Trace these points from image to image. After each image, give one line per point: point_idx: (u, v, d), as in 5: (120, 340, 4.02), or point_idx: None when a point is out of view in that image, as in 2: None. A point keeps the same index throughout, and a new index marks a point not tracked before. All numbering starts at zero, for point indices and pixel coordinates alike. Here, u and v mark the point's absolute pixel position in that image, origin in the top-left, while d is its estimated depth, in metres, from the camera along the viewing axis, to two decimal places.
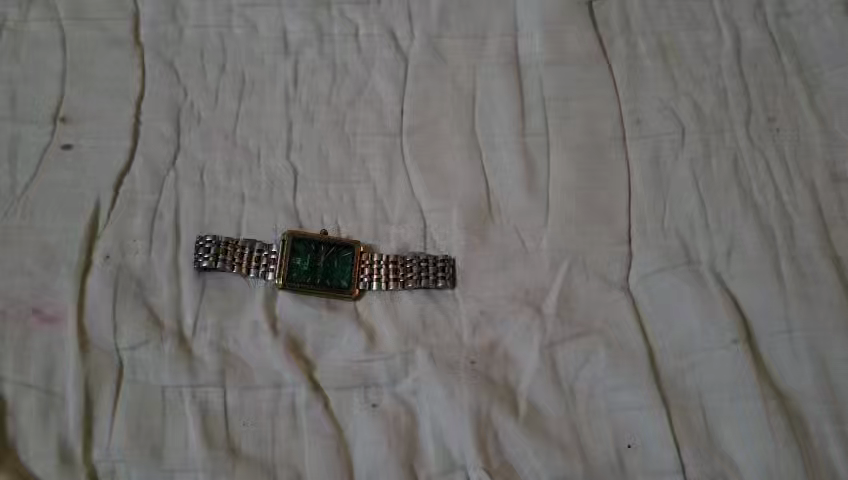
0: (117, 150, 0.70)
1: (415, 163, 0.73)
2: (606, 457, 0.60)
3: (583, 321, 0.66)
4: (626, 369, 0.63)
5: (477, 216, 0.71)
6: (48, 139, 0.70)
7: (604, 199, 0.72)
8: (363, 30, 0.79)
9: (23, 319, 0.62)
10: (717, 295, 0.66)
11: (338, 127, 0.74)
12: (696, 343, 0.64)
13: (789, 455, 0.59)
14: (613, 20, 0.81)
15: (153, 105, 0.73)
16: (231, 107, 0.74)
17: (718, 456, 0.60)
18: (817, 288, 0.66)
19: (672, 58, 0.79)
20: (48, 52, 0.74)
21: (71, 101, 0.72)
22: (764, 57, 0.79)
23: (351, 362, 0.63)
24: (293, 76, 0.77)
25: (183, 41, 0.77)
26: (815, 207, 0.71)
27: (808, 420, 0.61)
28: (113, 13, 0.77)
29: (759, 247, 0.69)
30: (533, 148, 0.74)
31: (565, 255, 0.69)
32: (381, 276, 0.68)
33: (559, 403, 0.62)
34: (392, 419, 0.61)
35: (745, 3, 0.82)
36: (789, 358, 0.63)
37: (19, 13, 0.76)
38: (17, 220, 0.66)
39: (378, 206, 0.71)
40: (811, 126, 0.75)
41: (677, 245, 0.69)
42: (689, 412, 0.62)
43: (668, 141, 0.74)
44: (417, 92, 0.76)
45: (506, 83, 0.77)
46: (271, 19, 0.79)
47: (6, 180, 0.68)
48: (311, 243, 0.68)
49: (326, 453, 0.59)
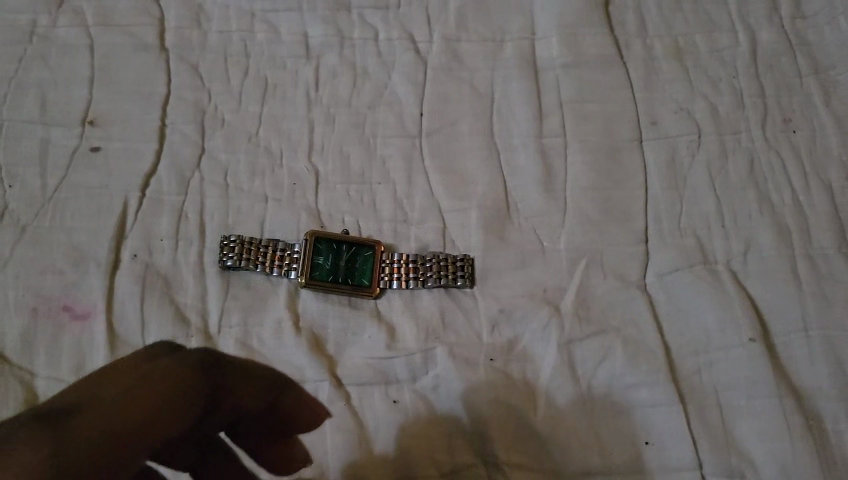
0: (144, 152, 0.72)
1: (434, 164, 0.74)
2: (625, 454, 0.61)
3: (601, 319, 0.67)
4: (644, 366, 0.64)
5: (495, 215, 0.72)
6: (77, 141, 0.72)
7: (621, 200, 0.73)
8: (383, 34, 0.81)
9: (55, 316, 0.64)
10: (734, 293, 0.67)
11: (358, 129, 0.76)
12: (713, 342, 0.65)
13: (806, 451, 0.59)
14: (628, 24, 0.82)
15: (178, 107, 0.75)
16: (254, 110, 0.76)
17: (735, 453, 0.60)
18: (834, 287, 0.67)
19: (688, 60, 0.80)
20: (76, 57, 0.77)
21: (99, 104, 0.75)
22: (779, 58, 0.80)
23: (372, 359, 0.65)
24: (315, 79, 0.78)
25: (207, 46, 0.79)
26: (832, 207, 0.71)
27: (825, 418, 0.61)
28: (139, 18, 0.79)
29: (775, 247, 0.69)
30: (550, 150, 0.75)
31: (583, 255, 0.70)
32: (400, 276, 0.69)
33: (577, 400, 0.63)
34: (413, 414, 0.62)
35: (760, 6, 0.83)
36: (806, 356, 0.64)
37: (48, 20, 0.78)
38: (47, 221, 0.68)
39: (398, 206, 0.73)
40: (827, 126, 0.76)
41: (694, 245, 0.70)
42: (707, 409, 0.62)
43: (684, 142, 0.75)
44: (437, 94, 0.78)
45: (524, 85, 0.78)
46: (293, 24, 0.81)
47: (36, 181, 0.70)
48: (332, 243, 0.69)
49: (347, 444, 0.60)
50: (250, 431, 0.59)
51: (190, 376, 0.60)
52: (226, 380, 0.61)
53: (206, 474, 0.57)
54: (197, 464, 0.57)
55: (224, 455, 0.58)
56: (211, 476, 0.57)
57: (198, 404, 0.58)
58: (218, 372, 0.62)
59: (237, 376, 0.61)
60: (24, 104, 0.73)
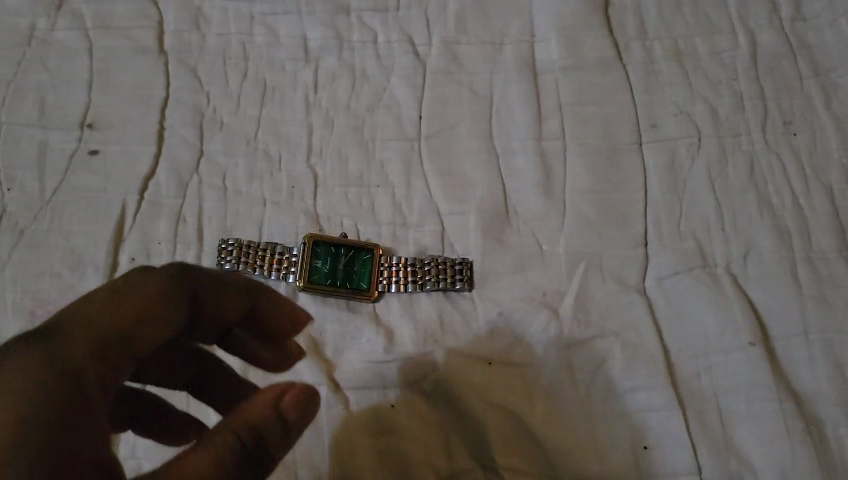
0: (142, 155, 0.73)
1: (433, 167, 0.74)
2: (623, 458, 0.60)
3: (600, 323, 0.66)
4: (642, 370, 0.64)
5: (494, 219, 0.72)
6: (76, 145, 0.73)
7: (620, 203, 0.72)
8: (382, 37, 0.81)
9: None
10: (734, 297, 0.66)
11: (357, 132, 0.76)
12: (713, 346, 0.65)
13: (806, 456, 0.59)
14: (628, 26, 0.82)
15: (176, 110, 0.75)
16: (253, 113, 0.76)
17: (734, 458, 0.60)
18: (834, 291, 0.66)
19: (688, 63, 0.80)
20: (75, 61, 0.77)
21: (97, 108, 0.75)
22: (779, 60, 0.79)
23: (369, 363, 0.64)
24: (313, 82, 0.78)
25: (206, 49, 0.79)
26: (832, 210, 0.71)
27: (825, 422, 0.61)
28: (137, 22, 0.80)
29: (775, 250, 0.69)
30: (549, 153, 0.75)
31: (582, 258, 0.69)
32: (399, 279, 0.69)
33: (576, 404, 0.63)
34: (410, 419, 0.62)
35: (761, 8, 0.83)
36: (805, 361, 0.64)
37: (48, 24, 0.79)
38: (45, 223, 0.69)
39: (397, 209, 0.72)
40: (828, 129, 0.75)
41: (693, 249, 0.70)
42: (706, 413, 0.62)
43: (684, 145, 0.75)
44: (436, 97, 0.78)
45: (523, 88, 0.78)
46: (292, 27, 0.81)
47: (35, 185, 0.71)
48: (331, 246, 0.69)
49: (341, 454, 0.60)
50: (242, 341, 0.59)
51: (134, 306, 0.47)
52: (205, 295, 0.53)
53: (207, 386, 0.59)
54: (197, 381, 0.59)
55: (218, 368, 0.59)
56: (211, 388, 0.59)
57: (166, 332, 0.49)
58: (179, 297, 0.50)
59: (219, 284, 0.54)
60: (24, 108, 0.75)
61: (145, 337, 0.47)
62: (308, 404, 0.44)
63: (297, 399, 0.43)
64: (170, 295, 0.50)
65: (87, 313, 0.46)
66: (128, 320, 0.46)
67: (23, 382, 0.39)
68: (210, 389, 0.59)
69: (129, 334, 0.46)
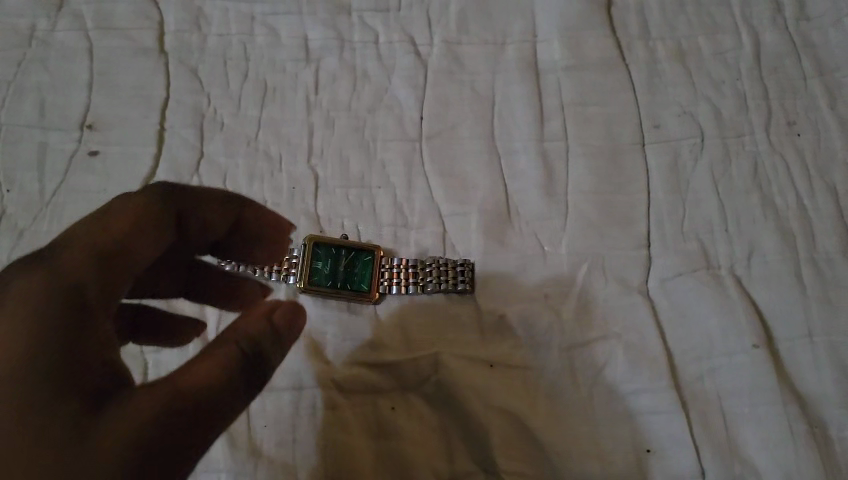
0: (142, 156, 0.72)
1: (435, 168, 0.74)
2: (625, 460, 0.60)
3: (601, 325, 0.66)
4: (645, 372, 0.63)
5: (495, 220, 0.71)
6: (76, 146, 0.73)
7: (623, 204, 0.72)
8: (383, 37, 0.80)
9: None
10: (737, 299, 0.66)
11: (358, 133, 0.75)
12: (716, 348, 0.64)
13: (810, 459, 0.58)
14: (631, 26, 0.82)
15: (176, 111, 0.75)
16: (253, 114, 0.76)
17: (738, 461, 0.59)
18: (838, 292, 0.66)
19: (691, 63, 0.79)
20: (75, 62, 0.77)
21: (98, 108, 0.75)
22: (783, 61, 0.79)
23: (370, 365, 0.64)
24: (314, 82, 0.78)
25: (206, 49, 0.79)
26: (836, 210, 0.70)
27: (830, 425, 0.60)
28: (138, 22, 0.79)
29: (779, 252, 0.68)
30: (551, 153, 0.75)
31: (584, 259, 0.69)
32: (400, 280, 0.68)
33: (578, 406, 0.62)
34: (411, 421, 0.62)
35: (764, 8, 0.82)
36: (810, 363, 0.63)
37: (48, 24, 0.79)
38: (45, 224, 0.68)
39: (397, 210, 0.72)
40: (832, 129, 0.75)
41: (697, 250, 0.69)
42: (709, 416, 0.62)
43: (687, 146, 0.74)
44: (437, 97, 0.77)
45: (525, 88, 0.78)
46: (293, 27, 0.81)
47: (35, 186, 0.70)
48: (331, 247, 0.69)
49: (339, 465, 0.60)
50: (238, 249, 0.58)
51: (119, 222, 0.46)
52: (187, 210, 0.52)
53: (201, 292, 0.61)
54: (189, 287, 0.60)
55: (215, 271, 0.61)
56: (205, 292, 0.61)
57: (163, 238, 0.49)
58: (160, 212, 0.49)
59: (197, 194, 0.53)
60: (24, 108, 0.74)
61: (149, 244, 0.48)
62: (295, 318, 0.44)
63: (287, 313, 0.44)
64: (157, 212, 0.49)
65: (63, 238, 0.45)
66: (96, 244, 0.45)
67: (21, 336, 0.40)
68: (203, 292, 0.61)
69: (108, 251, 0.45)
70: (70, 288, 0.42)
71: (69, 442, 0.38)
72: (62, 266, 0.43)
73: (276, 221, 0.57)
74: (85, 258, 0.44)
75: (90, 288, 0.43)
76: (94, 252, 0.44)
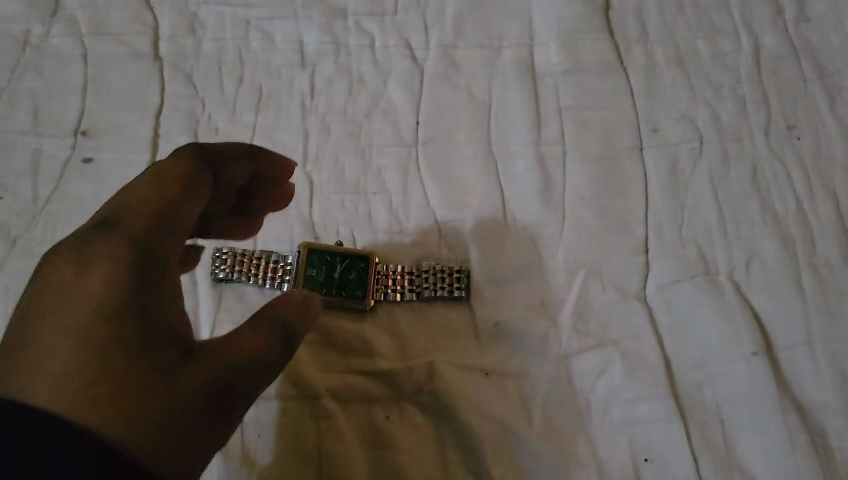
0: (136, 163, 0.72)
1: (431, 173, 0.73)
2: (622, 469, 0.59)
3: (598, 331, 0.65)
4: (642, 380, 0.62)
5: (492, 226, 0.71)
6: (70, 153, 0.73)
7: (621, 209, 0.71)
8: (379, 41, 0.80)
9: None
10: (736, 306, 0.65)
11: (353, 138, 0.75)
12: (715, 356, 0.63)
13: (810, 468, 0.58)
14: (629, 29, 0.81)
15: (170, 117, 0.75)
16: (248, 119, 0.75)
17: (737, 470, 0.59)
18: (839, 299, 0.65)
19: (689, 66, 0.78)
20: (70, 67, 0.77)
21: (92, 115, 0.75)
22: (782, 63, 0.78)
23: (367, 373, 0.63)
24: (310, 87, 0.77)
25: (201, 54, 0.78)
26: (837, 215, 0.70)
27: (831, 434, 0.60)
28: (133, 28, 0.79)
29: (778, 257, 0.68)
30: (549, 158, 0.74)
31: (581, 266, 0.68)
32: (396, 286, 0.68)
33: (574, 414, 0.62)
34: (406, 429, 0.62)
35: (764, 10, 0.82)
36: (810, 371, 0.62)
37: (43, 30, 0.79)
38: (38, 232, 0.68)
39: (393, 216, 0.71)
40: (833, 132, 0.74)
41: (695, 256, 0.68)
42: (707, 425, 0.61)
43: (686, 150, 0.74)
44: (434, 102, 0.77)
45: (522, 92, 0.77)
46: (288, 31, 0.80)
47: (28, 193, 0.70)
48: (326, 254, 0.67)
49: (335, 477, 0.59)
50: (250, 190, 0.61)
51: (172, 191, 0.50)
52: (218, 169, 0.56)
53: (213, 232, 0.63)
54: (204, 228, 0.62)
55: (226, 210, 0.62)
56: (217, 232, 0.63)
57: (202, 199, 0.53)
58: (200, 179, 0.53)
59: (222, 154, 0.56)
60: (18, 114, 0.74)
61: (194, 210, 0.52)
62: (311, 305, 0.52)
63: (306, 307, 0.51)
64: (197, 176, 0.53)
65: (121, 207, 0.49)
66: (155, 212, 0.49)
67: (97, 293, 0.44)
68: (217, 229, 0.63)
69: (166, 216, 0.49)
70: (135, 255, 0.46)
71: (144, 391, 0.43)
72: (125, 235, 0.47)
73: (284, 162, 0.61)
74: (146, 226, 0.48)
75: (150, 254, 0.47)
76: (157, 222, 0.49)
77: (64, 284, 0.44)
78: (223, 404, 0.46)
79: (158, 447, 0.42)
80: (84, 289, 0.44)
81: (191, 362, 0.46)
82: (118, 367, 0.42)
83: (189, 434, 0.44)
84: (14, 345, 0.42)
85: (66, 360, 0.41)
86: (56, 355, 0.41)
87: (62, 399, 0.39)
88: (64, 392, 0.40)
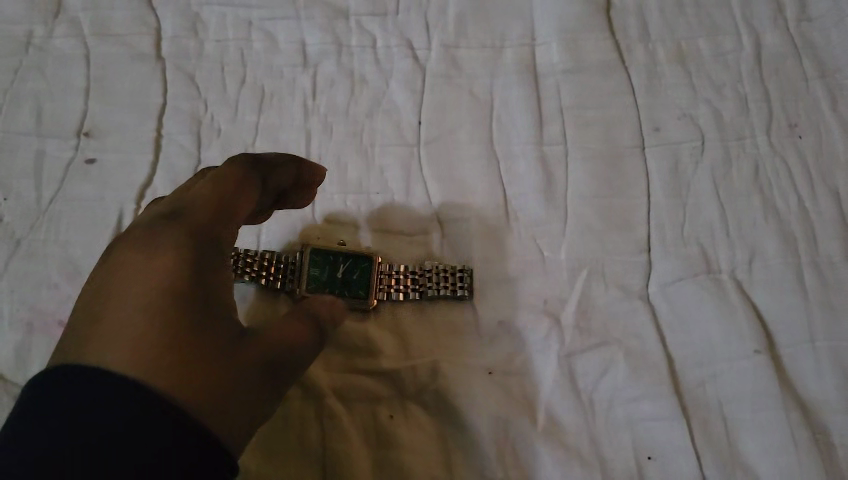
0: (139, 163, 0.72)
1: (434, 173, 0.73)
2: (626, 467, 0.59)
3: (601, 330, 0.65)
4: (645, 378, 0.63)
5: (495, 225, 0.71)
6: (73, 153, 0.73)
7: (623, 208, 0.71)
8: (381, 42, 0.80)
9: (49, 332, 0.64)
10: (739, 304, 0.65)
11: (356, 138, 0.75)
12: (718, 354, 0.64)
13: (812, 466, 0.58)
14: (630, 28, 0.81)
15: (173, 117, 0.75)
16: (251, 120, 0.75)
17: (740, 468, 0.59)
18: (840, 297, 0.65)
19: (691, 65, 0.79)
20: (72, 68, 0.77)
21: (94, 116, 0.75)
22: (784, 62, 0.78)
23: (371, 373, 0.64)
24: (312, 87, 0.77)
25: (203, 55, 0.78)
26: (839, 214, 0.70)
27: (834, 432, 0.60)
28: (135, 29, 0.79)
29: (780, 256, 0.68)
30: (551, 158, 0.74)
31: (583, 264, 0.68)
32: (399, 286, 0.68)
33: (578, 413, 0.62)
34: (409, 428, 0.62)
35: (765, 9, 0.82)
36: (812, 369, 0.62)
37: (45, 30, 0.79)
38: (42, 233, 0.68)
39: (395, 216, 0.71)
40: (834, 131, 0.74)
41: (697, 254, 0.69)
42: (710, 423, 0.61)
43: (688, 149, 0.74)
44: (436, 102, 0.77)
45: (524, 92, 0.77)
46: (290, 32, 0.80)
47: (32, 194, 0.70)
48: (329, 254, 0.68)
49: (339, 476, 0.59)
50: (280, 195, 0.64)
51: (228, 188, 0.54)
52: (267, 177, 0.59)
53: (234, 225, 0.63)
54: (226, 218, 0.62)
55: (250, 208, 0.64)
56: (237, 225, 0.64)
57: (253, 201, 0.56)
58: (252, 177, 0.57)
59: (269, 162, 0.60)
60: (20, 115, 0.74)
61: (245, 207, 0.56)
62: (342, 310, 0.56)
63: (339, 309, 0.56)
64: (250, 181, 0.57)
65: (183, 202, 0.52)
66: (214, 207, 0.53)
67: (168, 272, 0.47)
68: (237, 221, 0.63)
69: (223, 213, 0.53)
70: (194, 243, 0.50)
71: (207, 367, 0.45)
72: (186, 226, 0.50)
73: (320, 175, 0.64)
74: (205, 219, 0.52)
75: (209, 242, 0.51)
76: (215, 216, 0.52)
77: (133, 265, 0.47)
78: (275, 385, 0.49)
79: (224, 420, 0.44)
80: (150, 272, 0.47)
81: (244, 344, 0.48)
82: (184, 340, 0.45)
83: (247, 409, 0.46)
84: (84, 324, 0.45)
85: (139, 332, 0.44)
86: (129, 326, 0.44)
87: (138, 368, 0.42)
88: (138, 361, 0.42)
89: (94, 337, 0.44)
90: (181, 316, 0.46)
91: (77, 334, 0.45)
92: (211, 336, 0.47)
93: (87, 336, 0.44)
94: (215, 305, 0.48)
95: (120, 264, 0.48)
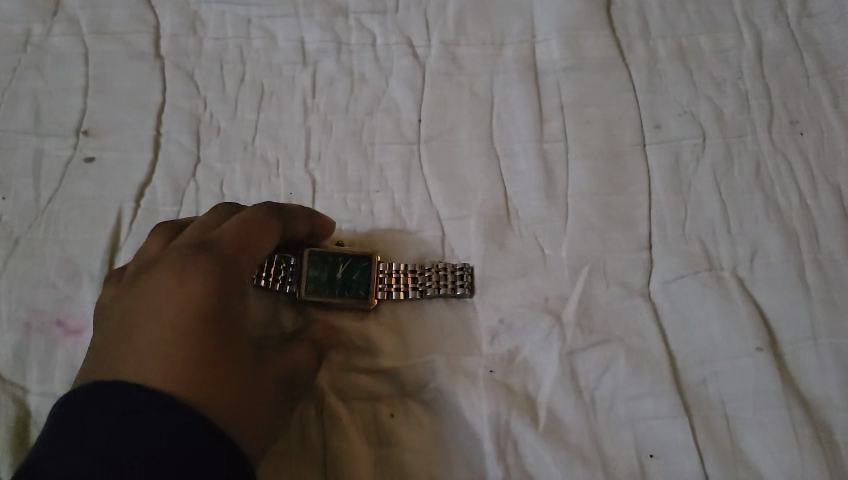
0: (137, 162, 0.72)
1: (433, 171, 0.73)
2: (628, 466, 0.59)
3: (603, 328, 0.65)
4: (648, 377, 0.62)
5: (495, 223, 0.70)
6: (71, 152, 0.72)
7: (624, 206, 0.71)
8: (380, 39, 0.80)
9: (49, 331, 0.63)
10: (741, 302, 0.65)
11: (355, 136, 0.75)
12: (720, 352, 0.63)
13: (814, 464, 0.58)
14: (631, 24, 0.81)
15: (172, 116, 0.75)
16: (250, 118, 0.75)
17: (742, 466, 0.59)
18: (843, 294, 0.65)
19: (692, 62, 0.78)
20: (71, 66, 0.77)
21: (93, 114, 0.75)
22: (785, 59, 0.78)
23: (372, 372, 0.63)
24: (312, 85, 0.77)
25: (202, 54, 0.78)
26: (841, 211, 0.69)
27: (835, 429, 0.60)
28: (133, 27, 0.79)
29: (782, 253, 0.68)
30: (551, 155, 0.74)
31: (585, 262, 0.68)
32: (399, 285, 0.67)
33: (579, 410, 0.61)
34: (409, 428, 0.61)
35: (766, 5, 0.81)
36: (815, 366, 0.62)
37: (43, 29, 0.79)
38: (41, 232, 0.68)
39: (395, 215, 0.71)
40: (836, 128, 0.74)
41: (699, 251, 0.68)
42: (712, 421, 0.61)
43: (688, 146, 0.74)
44: (436, 100, 0.77)
45: (524, 89, 0.77)
46: (290, 30, 0.80)
47: (30, 193, 0.70)
48: (327, 254, 0.66)
49: (340, 475, 0.59)
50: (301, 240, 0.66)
51: (253, 230, 0.58)
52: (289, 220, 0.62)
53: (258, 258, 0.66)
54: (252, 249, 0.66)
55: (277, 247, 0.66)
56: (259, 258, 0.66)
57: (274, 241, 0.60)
58: (274, 215, 0.60)
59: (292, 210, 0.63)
60: (19, 114, 0.74)
61: (265, 242, 0.59)
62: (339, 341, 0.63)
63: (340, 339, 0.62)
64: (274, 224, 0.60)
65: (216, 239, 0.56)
66: (240, 248, 0.56)
67: (197, 309, 0.52)
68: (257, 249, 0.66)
69: (248, 252, 0.57)
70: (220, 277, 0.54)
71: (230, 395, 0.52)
72: (213, 257, 0.55)
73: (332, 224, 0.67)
74: (232, 258, 0.56)
75: (233, 277, 0.55)
76: (240, 257, 0.56)
77: (167, 295, 0.53)
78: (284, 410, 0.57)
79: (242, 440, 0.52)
80: (180, 301, 0.53)
81: (259, 365, 0.56)
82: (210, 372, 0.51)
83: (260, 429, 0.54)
84: (122, 341, 0.52)
85: (172, 361, 0.50)
86: (162, 354, 0.50)
87: (172, 388, 0.49)
88: (170, 381, 0.49)
89: (133, 358, 0.50)
90: (208, 351, 0.52)
91: (115, 351, 0.51)
92: (233, 358, 0.53)
93: (127, 353, 0.51)
94: (236, 334, 0.54)
95: (152, 289, 0.54)
